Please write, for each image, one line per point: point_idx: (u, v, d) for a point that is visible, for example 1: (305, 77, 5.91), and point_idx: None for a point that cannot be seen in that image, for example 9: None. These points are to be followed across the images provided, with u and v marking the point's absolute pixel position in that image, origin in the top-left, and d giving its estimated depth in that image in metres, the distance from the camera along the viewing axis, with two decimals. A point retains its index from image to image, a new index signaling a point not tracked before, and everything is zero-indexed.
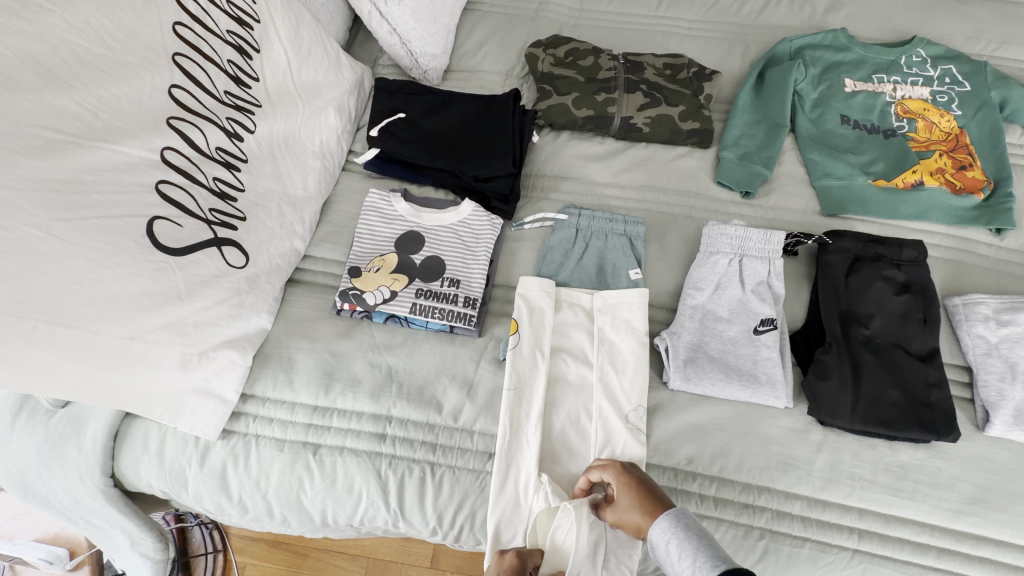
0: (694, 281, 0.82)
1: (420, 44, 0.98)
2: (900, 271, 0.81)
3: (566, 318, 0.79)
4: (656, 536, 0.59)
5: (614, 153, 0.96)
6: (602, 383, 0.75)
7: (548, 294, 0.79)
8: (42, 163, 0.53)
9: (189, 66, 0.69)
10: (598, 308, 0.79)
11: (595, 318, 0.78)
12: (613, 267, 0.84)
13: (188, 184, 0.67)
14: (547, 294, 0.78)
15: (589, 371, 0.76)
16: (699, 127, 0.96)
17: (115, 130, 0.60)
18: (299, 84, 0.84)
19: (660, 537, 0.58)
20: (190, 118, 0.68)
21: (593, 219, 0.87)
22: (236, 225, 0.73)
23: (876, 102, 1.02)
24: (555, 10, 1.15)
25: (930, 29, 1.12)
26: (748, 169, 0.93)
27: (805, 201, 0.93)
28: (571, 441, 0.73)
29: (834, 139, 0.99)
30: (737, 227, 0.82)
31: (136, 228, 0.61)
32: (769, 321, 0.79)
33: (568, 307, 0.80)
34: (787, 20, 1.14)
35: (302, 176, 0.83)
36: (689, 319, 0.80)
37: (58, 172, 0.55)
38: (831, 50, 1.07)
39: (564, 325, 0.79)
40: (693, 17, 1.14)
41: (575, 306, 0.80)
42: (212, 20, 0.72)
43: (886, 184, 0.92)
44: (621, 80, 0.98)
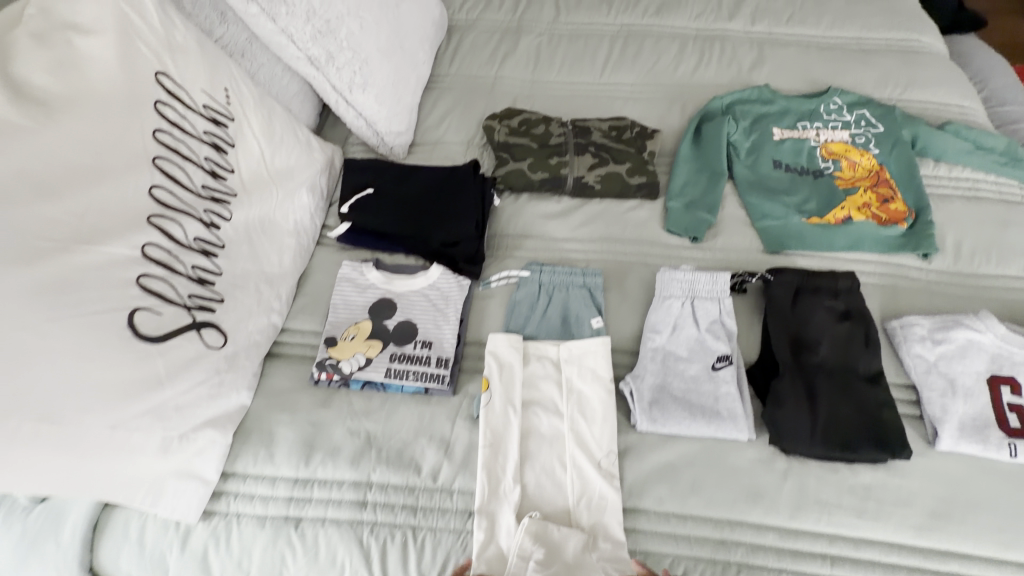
0: (652, 325, 0.87)
1: (386, 124, 1.06)
2: (838, 300, 0.87)
3: (535, 369, 0.84)
4: None
5: (570, 209, 1.03)
6: (573, 430, 0.78)
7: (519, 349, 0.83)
8: (32, 270, 0.57)
9: (169, 168, 0.73)
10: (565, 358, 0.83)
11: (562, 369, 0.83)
12: (577, 317, 0.89)
13: (168, 274, 0.70)
14: (515, 348, 0.83)
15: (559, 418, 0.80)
16: (646, 181, 1.04)
17: (101, 232, 0.64)
18: (272, 171, 0.90)
19: None
20: (169, 214, 0.72)
21: (554, 273, 0.92)
22: (214, 307, 0.76)
23: (803, 147, 1.13)
24: (509, 83, 1.26)
25: (843, 78, 1.25)
26: (694, 216, 1.01)
27: (749, 240, 1.01)
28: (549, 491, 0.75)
29: (769, 182, 1.08)
30: (686, 272, 0.88)
31: (118, 320, 0.64)
32: (725, 357, 0.84)
33: (536, 359, 0.84)
34: (718, 79, 1.26)
35: (278, 254, 0.88)
36: (651, 361, 0.84)
37: (45, 278, 0.58)
38: (758, 104, 1.19)
39: (535, 376, 0.83)
40: (633, 81, 1.26)
41: (543, 356, 0.84)
42: (191, 123, 0.77)
43: (819, 221, 1.01)
44: (571, 144, 1.07)
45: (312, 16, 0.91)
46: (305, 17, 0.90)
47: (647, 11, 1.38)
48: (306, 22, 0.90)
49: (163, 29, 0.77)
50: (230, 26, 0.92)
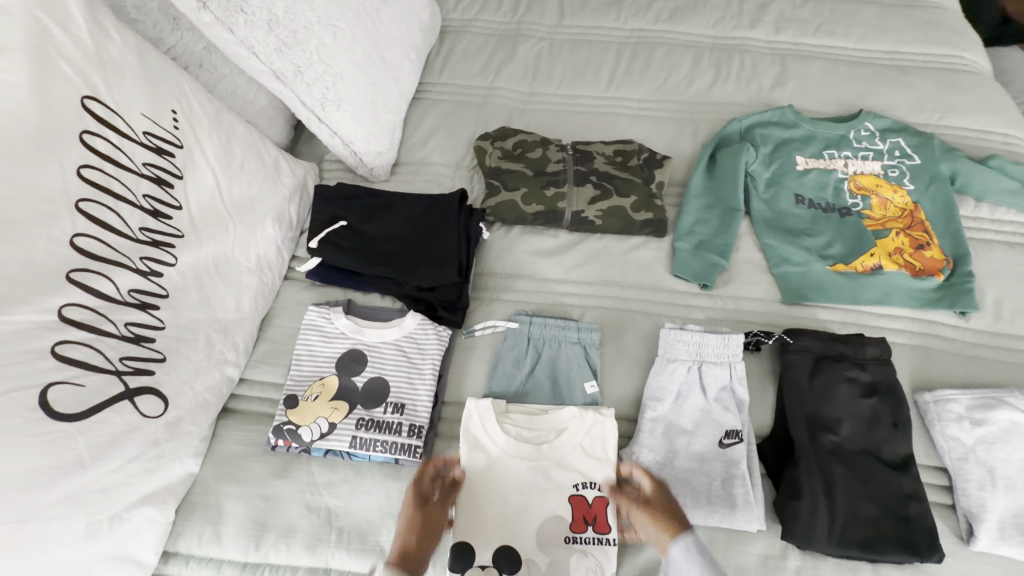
0: (653, 391, 0.77)
1: (364, 144, 0.95)
2: (864, 371, 0.77)
3: (517, 434, 0.74)
4: (676, 555, 0.67)
5: (567, 247, 0.93)
6: (558, 514, 0.69)
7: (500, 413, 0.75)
8: None
9: (97, 211, 0.62)
10: (553, 426, 0.74)
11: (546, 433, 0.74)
12: (569, 378, 0.79)
13: (93, 337, 0.61)
14: (495, 414, 0.74)
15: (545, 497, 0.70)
16: (652, 217, 0.93)
17: (2, 298, 0.53)
18: (230, 203, 0.80)
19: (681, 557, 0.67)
20: (96, 267, 0.62)
21: (545, 325, 0.82)
22: (154, 368, 0.66)
23: (828, 179, 1.02)
24: (504, 95, 1.15)
25: (875, 100, 1.13)
26: (704, 260, 0.91)
27: (765, 288, 0.90)
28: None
29: (788, 221, 0.97)
30: (692, 332, 0.77)
31: (26, 401, 0.54)
32: (734, 432, 0.74)
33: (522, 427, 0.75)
34: (736, 96, 1.14)
35: (234, 298, 0.79)
36: (650, 434, 0.75)
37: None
38: (780, 128, 1.07)
39: (520, 443, 0.73)
40: (642, 97, 1.14)
41: (528, 423, 0.75)
42: (128, 155, 0.67)
43: (845, 268, 0.90)
44: (571, 173, 0.96)
45: (275, 25, 0.78)
46: (266, 28, 0.77)
47: (659, 16, 1.26)
48: (268, 32, 0.78)
49: (94, 44, 0.66)
50: (183, 34, 0.81)
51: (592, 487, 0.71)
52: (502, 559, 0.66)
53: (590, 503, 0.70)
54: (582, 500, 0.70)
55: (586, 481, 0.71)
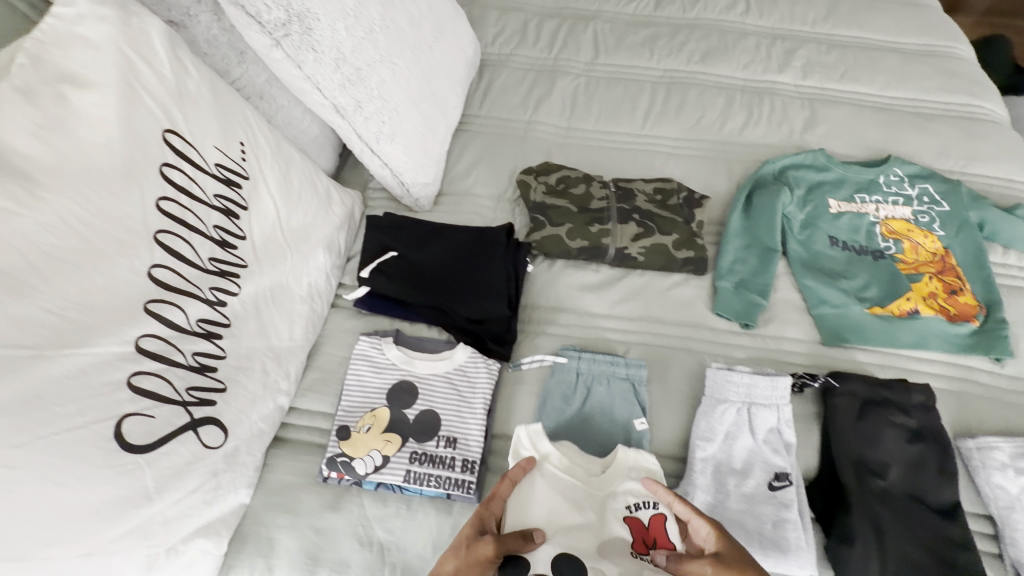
0: (702, 432, 0.77)
1: (412, 176, 0.96)
2: (909, 417, 0.78)
3: (568, 457, 0.74)
4: None
5: (610, 282, 0.95)
6: (615, 536, 0.68)
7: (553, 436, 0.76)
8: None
9: (172, 242, 0.63)
10: (602, 459, 0.75)
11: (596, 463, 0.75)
12: (617, 414, 0.80)
13: (164, 368, 0.61)
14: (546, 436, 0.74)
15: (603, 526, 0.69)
16: (694, 255, 0.96)
17: (87, 329, 0.53)
18: (287, 232, 0.81)
19: None
20: (169, 298, 0.62)
21: (594, 361, 0.83)
22: (216, 398, 0.67)
23: (861, 223, 1.05)
24: (543, 129, 1.17)
25: (900, 146, 1.17)
26: (745, 299, 0.92)
27: (804, 329, 0.92)
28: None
29: (824, 262, 1.00)
30: (742, 374, 0.78)
31: (102, 432, 0.54)
32: (784, 475, 0.75)
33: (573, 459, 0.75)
34: (768, 138, 1.17)
35: (288, 325, 0.79)
36: (700, 475, 0.75)
37: (13, 396, 0.47)
38: (813, 171, 1.10)
39: (574, 464, 0.74)
40: (677, 135, 1.17)
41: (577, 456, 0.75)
42: (200, 187, 0.68)
43: (881, 311, 0.92)
44: (614, 210, 0.97)
45: (341, 63, 0.80)
46: (333, 65, 0.79)
47: (691, 58, 1.31)
48: (335, 70, 0.79)
49: (173, 78, 0.67)
50: (248, 67, 0.83)
51: (648, 507, 0.69)
52: (564, 567, 0.65)
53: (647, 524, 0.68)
54: (638, 521, 0.69)
55: (641, 502, 0.70)
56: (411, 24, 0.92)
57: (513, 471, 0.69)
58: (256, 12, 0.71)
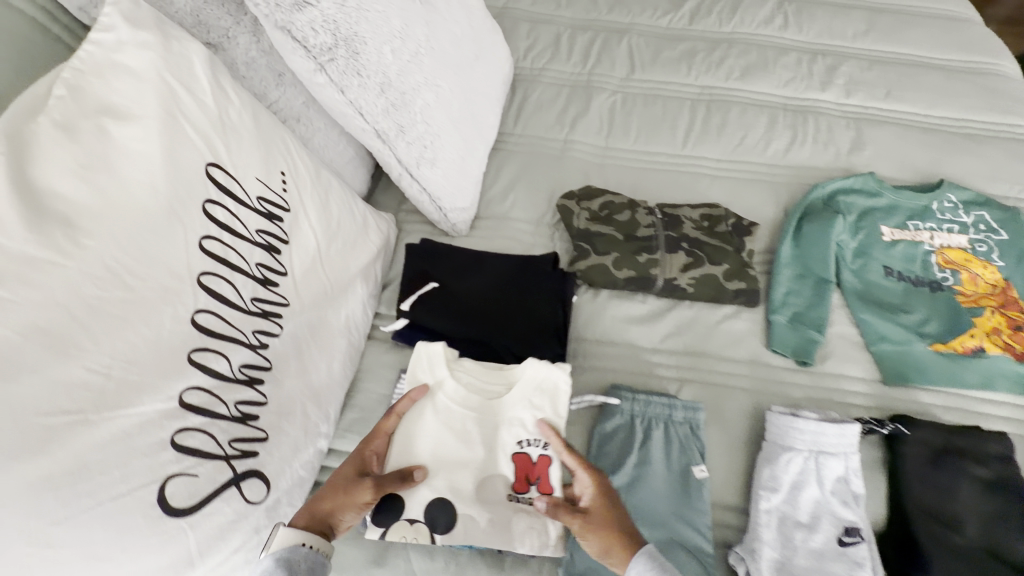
0: (766, 482, 0.73)
1: (450, 200, 0.92)
2: (986, 467, 0.74)
3: (468, 384, 0.77)
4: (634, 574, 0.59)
5: (658, 314, 0.90)
6: (497, 474, 0.72)
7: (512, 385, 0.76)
8: (43, 461, 0.43)
9: (215, 285, 0.59)
10: (506, 382, 0.77)
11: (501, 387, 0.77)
12: (674, 460, 0.76)
13: (208, 422, 0.57)
14: (447, 361, 0.77)
15: (490, 459, 0.73)
16: (745, 287, 0.91)
17: (131, 386, 0.49)
18: (328, 265, 0.77)
19: None
20: (213, 345, 0.58)
21: (648, 403, 0.79)
22: (258, 448, 0.62)
23: (916, 252, 1.00)
24: (581, 149, 1.13)
25: (952, 169, 1.12)
26: (801, 334, 0.88)
27: (863, 367, 0.87)
28: (468, 542, 0.67)
29: (880, 294, 0.95)
30: (810, 422, 0.74)
31: (146, 498, 0.50)
32: (855, 530, 0.71)
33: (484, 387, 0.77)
34: (813, 160, 1.13)
35: (327, 363, 0.75)
36: (766, 528, 0.71)
37: (57, 468, 0.44)
38: (863, 196, 1.06)
39: (470, 393, 0.76)
40: (719, 156, 1.13)
41: (480, 376, 0.77)
42: (243, 223, 0.64)
43: (944, 348, 0.88)
44: (663, 238, 0.93)
45: (387, 88, 0.76)
46: (378, 90, 0.75)
47: (730, 75, 1.25)
48: (379, 94, 0.76)
49: (215, 107, 0.64)
50: (286, 89, 0.78)
51: (536, 446, 0.73)
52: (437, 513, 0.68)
53: (533, 461, 0.72)
54: (526, 457, 0.73)
55: (530, 439, 0.74)
56: (453, 42, 0.88)
57: (404, 403, 0.73)
58: (302, 37, 0.68)
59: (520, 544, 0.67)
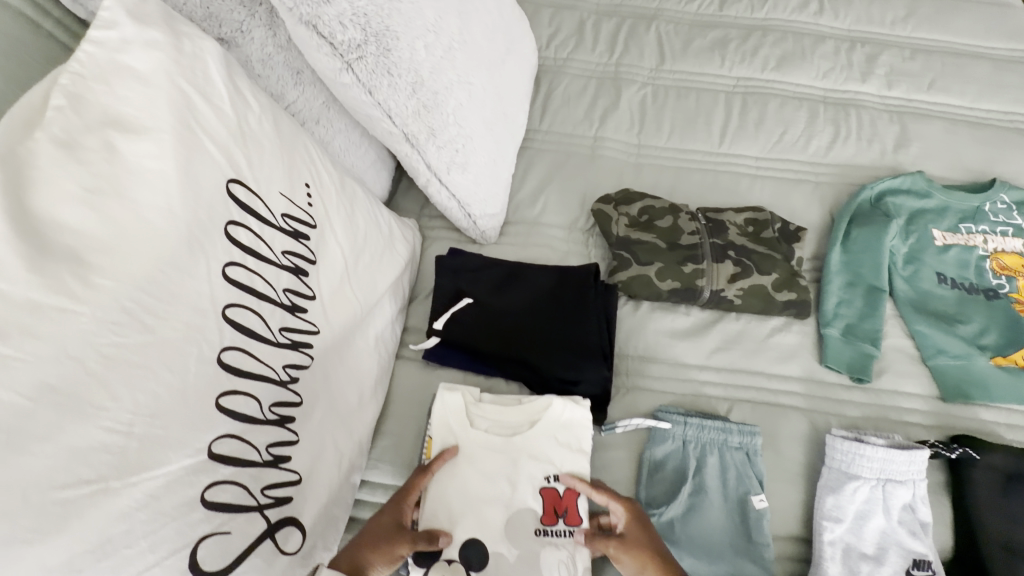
0: (829, 511, 0.69)
1: (481, 207, 0.85)
2: None
3: (490, 424, 0.72)
4: None
5: (703, 327, 0.85)
6: (526, 507, 0.67)
7: (537, 421, 0.72)
8: (63, 541, 0.37)
9: (242, 317, 0.53)
10: (527, 418, 0.72)
11: (524, 428, 0.72)
12: (731, 489, 0.72)
13: (239, 471, 0.51)
14: (466, 404, 0.73)
15: (517, 495, 0.68)
16: (796, 297, 0.85)
17: (156, 443, 0.44)
18: (357, 284, 0.71)
19: None
20: (241, 385, 0.52)
21: (701, 427, 0.74)
22: (291, 493, 0.57)
23: (970, 257, 0.95)
24: (612, 147, 1.06)
25: (1002, 167, 1.07)
26: (856, 349, 0.83)
27: (920, 382, 0.83)
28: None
29: (934, 303, 0.91)
30: (877, 448, 0.69)
31: (177, 565, 0.44)
32: (925, 563, 0.67)
33: (502, 424, 0.72)
34: (857, 158, 1.07)
35: (358, 390, 0.69)
36: (831, 562, 0.67)
37: (80, 547, 0.38)
38: (913, 197, 0.99)
39: (492, 433, 0.71)
40: (759, 154, 1.07)
41: (499, 415, 0.73)
42: (268, 245, 0.57)
43: (1004, 362, 0.84)
44: (708, 246, 0.87)
45: (418, 88, 0.69)
46: (409, 90, 0.68)
47: (766, 64, 1.17)
48: (411, 95, 0.69)
49: (234, 115, 0.57)
50: (305, 89, 0.71)
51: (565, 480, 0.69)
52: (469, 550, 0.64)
53: (562, 495, 0.68)
54: (554, 491, 0.68)
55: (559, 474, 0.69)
56: (485, 35, 0.80)
57: (434, 465, 0.67)
58: (328, 32, 0.60)
59: None
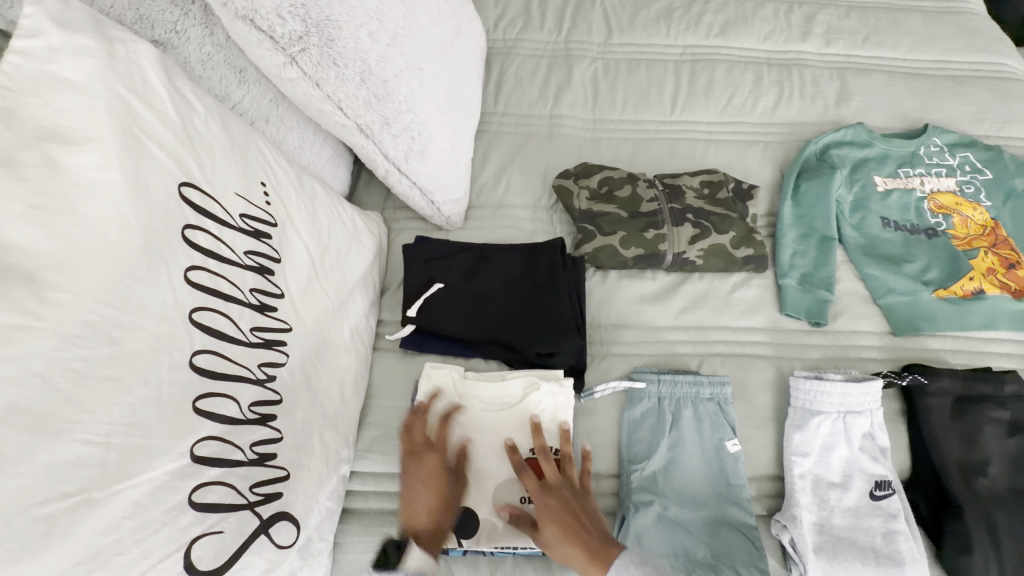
0: (797, 447, 0.74)
1: (443, 193, 0.86)
2: (1004, 409, 0.76)
3: (479, 400, 0.75)
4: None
5: (669, 290, 0.88)
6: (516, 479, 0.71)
7: (528, 395, 0.74)
8: (50, 557, 0.37)
9: (210, 320, 0.53)
10: (516, 393, 0.75)
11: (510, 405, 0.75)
12: (707, 437, 0.75)
13: (226, 472, 0.51)
14: (453, 382, 0.75)
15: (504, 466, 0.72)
16: (754, 253, 0.89)
17: (136, 452, 0.44)
18: (325, 278, 0.71)
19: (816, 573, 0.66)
20: (218, 387, 0.52)
21: (674, 383, 0.78)
22: (281, 488, 0.57)
23: (910, 200, 1.00)
24: (569, 124, 1.07)
25: (937, 114, 1.13)
26: (813, 296, 0.88)
27: (873, 322, 0.89)
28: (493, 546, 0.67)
29: (880, 246, 0.96)
30: (836, 384, 0.74)
31: (172, 569, 0.45)
32: (886, 484, 0.72)
33: (489, 402, 0.75)
34: (802, 115, 1.12)
35: (339, 385, 0.70)
36: (802, 494, 0.72)
37: (68, 562, 0.38)
38: (855, 148, 1.05)
39: (481, 410, 0.74)
40: (710, 119, 1.10)
41: (486, 393, 0.75)
42: (229, 246, 0.57)
43: (947, 294, 0.90)
44: (667, 212, 0.90)
45: (367, 77, 0.68)
46: (358, 80, 0.68)
47: (710, 30, 1.20)
48: (360, 85, 0.68)
49: (178, 118, 0.56)
50: (250, 87, 0.69)
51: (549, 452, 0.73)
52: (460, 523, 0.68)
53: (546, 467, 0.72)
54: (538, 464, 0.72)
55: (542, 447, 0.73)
56: (432, 20, 0.80)
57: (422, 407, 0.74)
58: (268, 26, 0.59)
59: None
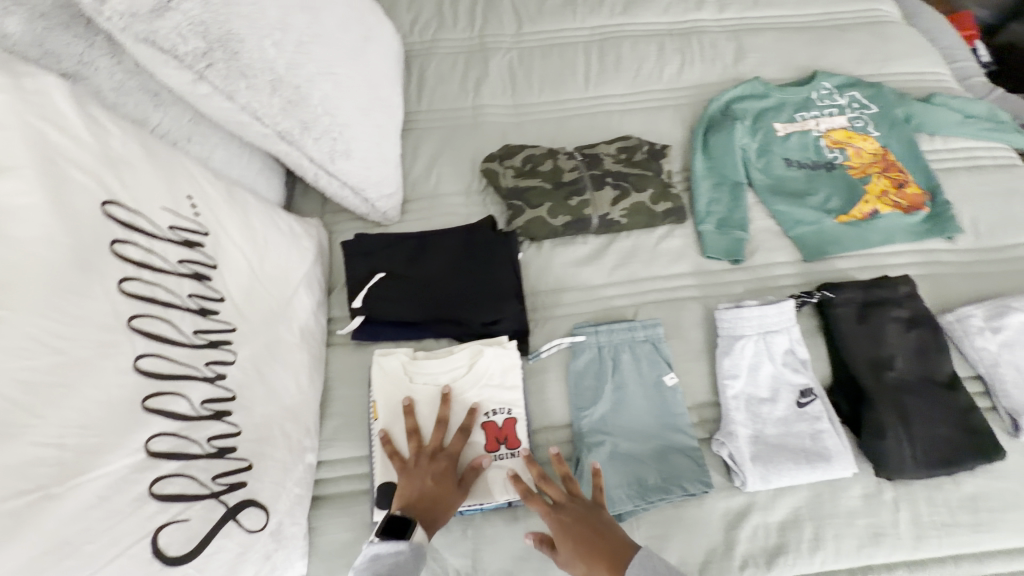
0: (727, 371, 0.81)
1: (375, 189, 0.90)
2: (903, 309, 0.85)
3: (430, 375, 0.78)
4: None
5: (600, 250, 0.94)
6: (474, 442, 0.76)
7: (475, 363, 0.79)
8: (18, 548, 0.40)
9: (151, 325, 0.56)
10: (465, 362, 0.79)
11: (460, 375, 0.78)
12: (647, 376, 0.82)
13: (185, 464, 0.54)
14: (405, 368, 0.78)
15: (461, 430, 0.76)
16: (672, 206, 0.96)
17: (92, 449, 0.47)
18: (266, 280, 0.74)
19: (754, 480, 0.73)
20: (167, 387, 0.55)
21: (611, 331, 0.84)
22: (245, 478, 0.60)
23: (808, 140, 1.10)
24: (492, 112, 1.13)
25: (826, 60, 1.23)
26: (730, 237, 0.95)
27: (787, 252, 0.97)
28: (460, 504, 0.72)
29: (786, 184, 1.05)
30: (752, 308, 0.82)
31: (142, 554, 0.48)
32: (809, 391, 0.80)
33: (440, 376, 0.78)
34: (706, 77, 1.20)
35: (295, 379, 0.72)
36: (736, 411, 0.79)
37: (36, 550, 0.41)
38: (755, 100, 1.14)
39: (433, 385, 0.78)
40: (623, 91, 1.17)
41: (436, 368, 0.78)
42: (162, 256, 0.60)
43: (848, 219, 0.99)
44: (588, 178, 0.96)
45: (279, 85, 0.72)
46: (270, 89, 0.72)
47: (614, 10, 1.28)
48: (273, 93, 0.72)
49: (95, 142, 0.59)
50: (167, 109, 0.72)
51: (502, 412, 0.77)
52: None
53: (500, 426, 0.76)
54: (493, 424, 0.77)
55: (495, 408, 0.78)
56: (338, 27, 0.85)
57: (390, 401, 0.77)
58: (171, 46, 0.63)
59: (500, 494, 0.72)
